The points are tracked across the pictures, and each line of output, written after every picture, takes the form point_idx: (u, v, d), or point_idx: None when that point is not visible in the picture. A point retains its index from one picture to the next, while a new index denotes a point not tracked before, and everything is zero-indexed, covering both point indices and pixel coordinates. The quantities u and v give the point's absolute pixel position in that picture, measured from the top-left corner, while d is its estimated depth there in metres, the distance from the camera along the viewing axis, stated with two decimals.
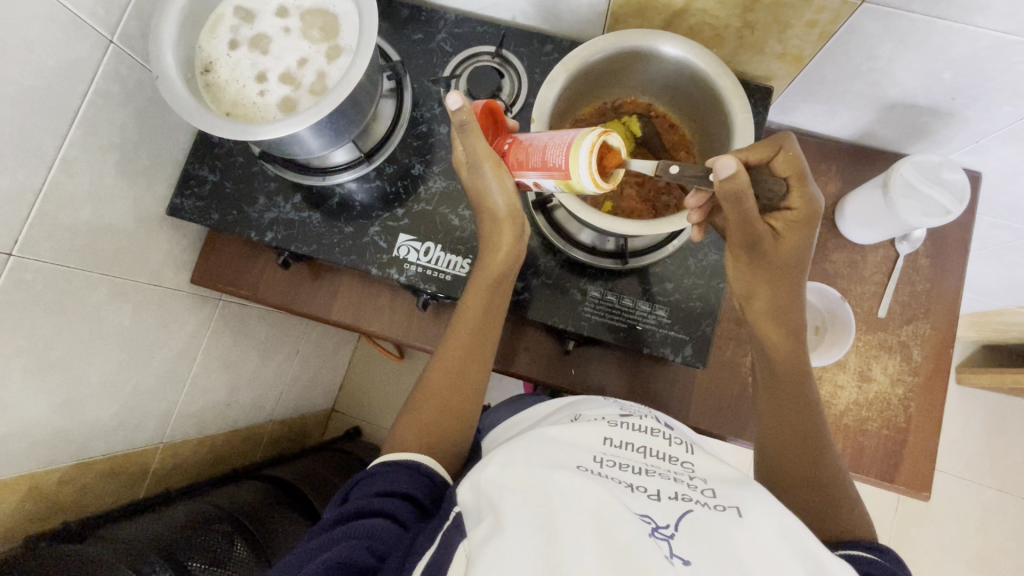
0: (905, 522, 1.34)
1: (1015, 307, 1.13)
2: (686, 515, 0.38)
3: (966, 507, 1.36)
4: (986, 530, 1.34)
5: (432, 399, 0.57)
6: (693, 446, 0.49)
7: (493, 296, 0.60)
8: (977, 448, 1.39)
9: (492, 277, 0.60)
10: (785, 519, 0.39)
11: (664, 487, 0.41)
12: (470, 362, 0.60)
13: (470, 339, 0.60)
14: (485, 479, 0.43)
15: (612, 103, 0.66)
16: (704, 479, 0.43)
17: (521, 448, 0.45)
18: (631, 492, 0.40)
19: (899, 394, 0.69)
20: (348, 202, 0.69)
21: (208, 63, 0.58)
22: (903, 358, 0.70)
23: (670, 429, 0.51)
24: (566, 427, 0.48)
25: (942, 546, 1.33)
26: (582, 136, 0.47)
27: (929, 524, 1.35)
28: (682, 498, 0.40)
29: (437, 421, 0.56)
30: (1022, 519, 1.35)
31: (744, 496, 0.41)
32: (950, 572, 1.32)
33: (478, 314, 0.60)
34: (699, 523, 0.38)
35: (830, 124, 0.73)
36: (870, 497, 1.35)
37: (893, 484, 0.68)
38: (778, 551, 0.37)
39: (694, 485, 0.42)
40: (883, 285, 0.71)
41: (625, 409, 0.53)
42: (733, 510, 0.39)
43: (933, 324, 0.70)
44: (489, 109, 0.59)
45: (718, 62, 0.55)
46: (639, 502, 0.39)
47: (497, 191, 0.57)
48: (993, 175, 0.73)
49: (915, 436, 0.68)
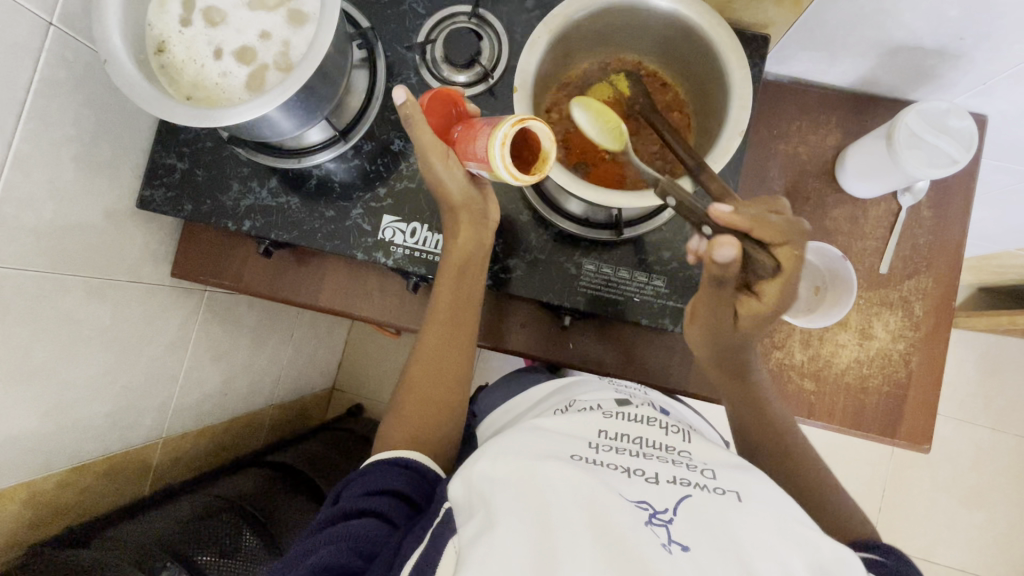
0: (899, 465, 1.38)
1: (1013, 250, 1.11)
2: (685, 499, 0.38)
3: (960, 447, 1.39)
4: (979, 467, 1.38)
5: (416, 393, 0.58)
6: (689, 433, 0.48)
7: (461, 285, 0.59)
8: (972, 389, 1.41)
9: (458, 265, 0.58)
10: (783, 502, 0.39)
11: (663, 471, 0.41)
12: (449, 352, 0.60)
13: (445, 333, 0.60)
14: (476, 475, 0.42)
15: (599, 64, 0.62)
16: (703, 462, 0.43)
17: (512, 440, 0.44)
18: (629, 476, 0.40)
19: (900, 350, 0.69)
20: (328, 183, 0.66)
21: (161, 42, 0.54)
22: (904, 314, 0.69)
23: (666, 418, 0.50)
24: (559, 419, 0.47)
25: (935, 485, 1.38)
26: (500, 126, 0.44)
27: (924, 466, 1.38)
28: (681, 481, 0.40)
29: (422, 416, 0.57)
30: (1013, 455, 1.39)
31: (742, 480, 0.41)
32: (942, 509, 1.37)
33: (450, 304, 0.59)
34: (699, 506, 0.38)
35: (831, 72, 0.69)
36: (866, 443, 1.38)
37: (893, 438, 0.68)
38: (779, 537, 0.36)
39: (693, 468, 0.42)
40: (884, 240, 0.69)
41: (622, 398, 0.53)
42: (733, 494, 0.39)
43: (935, 277, 0.69)
44: (441, 95, 0.56)
45: (712, 12, 0.51)
46: (637, 488, 0.39)
47: (448, 180, 0.55)
48: (1000, 118, 0.70)
49: (916, 391, 0.68)
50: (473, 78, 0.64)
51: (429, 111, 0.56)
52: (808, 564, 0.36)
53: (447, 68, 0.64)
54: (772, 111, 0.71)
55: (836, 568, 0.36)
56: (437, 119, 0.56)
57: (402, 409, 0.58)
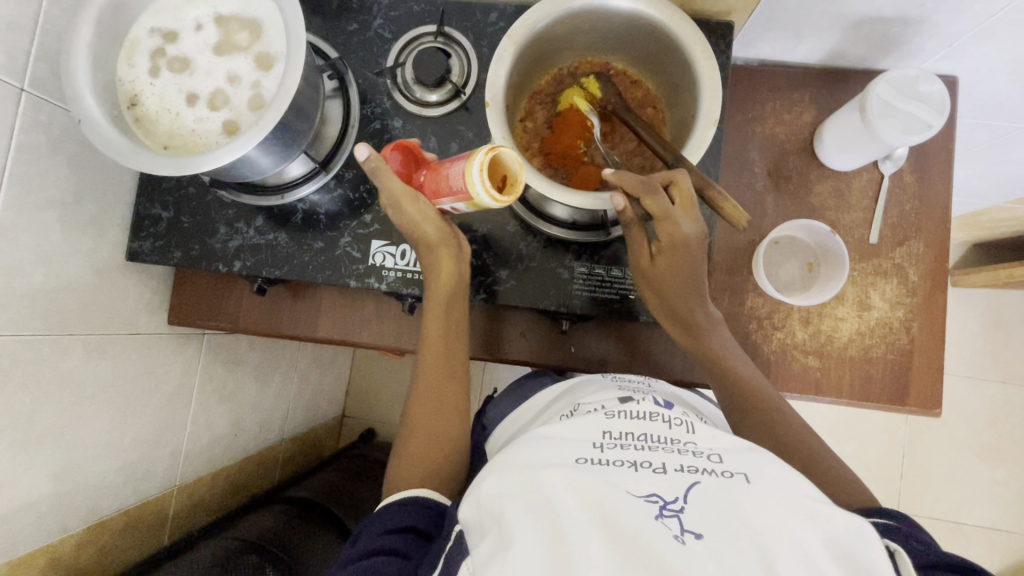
0: (915, 429, 1.38)
1: (1002, 203, 1.12)
2: (695, 487, 0.38)
3: (974, 404, 1.39)
4: (995, 422, 1.38)
5: (419, 431, 0.58)
6: (696, 423, 0.47)
7: (449, 317, 0.60)
8: (979, 345, 1.41)
9: (444, 300, 0.59)
10: (791, 483, 0.39)
11: (670, 460, 0.41)
12: (447, 385, 0.60)
13: (439, 367, 0.60)
14: (482, 494, 0.41)
15: (567, 68, 0.62)
16: (709, 447, 0.43)
17: (518, 453, 0.44)
18: (636, 470, 0.40)
19: (900, 317, 0.69)
20: (314, 215, 0.66)
21: (133, 96, 0.54)
22: (899, 280, 0.69)
23: (670, 406, 0.50)
24: (562, 424, 0.47)
25: (954, 444, 1.38)
26: (471, 156, 0.46)
27: (940, 427, 1.39)
28: (689, 469, 0.40)
29: (426, 455, 0.57)
30: None
31: (749, 461, 0.41)
32: (963, 468, 1.37)
33: (441, 338, 0.60)
34: (709, 492, 0.38)
35: (798, 51, 0.69)
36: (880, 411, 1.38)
37: (904, 405, 0.68)
38: (793, 516, 0.36)
39: (699, 454, 0.42)
40: (871, 209, 0.70)
41: (624, 392, 0.53)
42: (741, 476, 0.39)
43: (926, 241, 0.69)
44: (404, 147, 0.57)
45: (671, 8, 0.52)
46: (645, 481, 0.39)
47: (422, 221, 0.55)
48: (971, 77, 0.71)
49: (920, 355, 0.68)
50: (446, 96, 0.65)
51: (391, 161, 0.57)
52: (825, 542, 0.36)
53: (419, 88, 0.65)
54: (745, 95, 0.72)
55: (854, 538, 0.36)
56: (398, 169, 0.57)
57: (405, 448, 0.58)
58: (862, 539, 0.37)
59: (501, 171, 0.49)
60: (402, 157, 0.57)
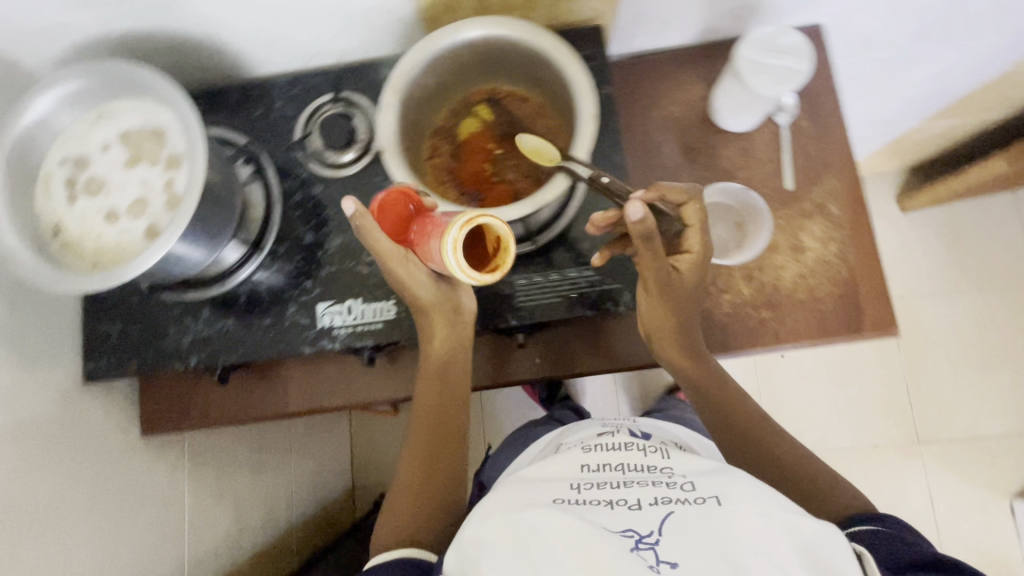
0: (909, 357, 1.42)
1: (918, 124, 1.17)
2: (669, 517, 0.47)
3: (959, 318, 1.42)
4: (984, 329, 1.40)
5: (410, 485, 0.60)
6: (664, 452, 0.60)
7: (442, 385, 0.61)
8: (947, 260, 1.44)
9: (436, 371, 0.60)
10: (758, 498, 0.47)
11: (645, 496, 0.50)
12: (440, 445, 0.61)
13: (433, 429, 0.61)
14: (465, 538, 0.48)
15: (461, 100, 0.66)
16: (681, 478, 0.53)
17: (508, 494, 0.53)
18: (612, 509, 0.49)
19: (834, 251, 0.71)
20: (257, 294, 0.67)
21: (55, 225, 0.56)
22: (824, 217, 0.72)
23: (645, 446, 0.62)
24: (547, 468, 0.57)
25: (951, 361, 1.40)
26: (456, 235, 0.46)
27: (932, 348, 1.41)
28: (665, 500, 0.49)
29: (418, 507, 0.59)
30: (1010, 307, 1.41)
31: (718, 485, 0.49)
32: (965, 381, 1.39)
33: (435, 405, 0.61)
34: (683, 519, 0.46)
35: (672, 35, 0.74)
36: (870, 349, 1.42)
37: (864, 333, 0.69)
38: (763, 532, 0.44)
39: (674, 485, 0.51)
40: (779, 159, 0.73)
41: (597, 437, 0.64)
42: (713, 500, 0.48)
43: (837, 175, 0.72)
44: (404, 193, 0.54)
45: (529, 26, 0.56)
46: (621, 518, 0.47)
47: (418, 282, 0.56)
48: (835, 20, 0.76)
49: (865, 282, 0.70)
50: (358, 153, 0.68)
51: (384, 205, 0.54)
52: (796, 557, 0.43)
53: (331, 152, 0.68)
54: (635, 85, 0.76)
55: (820, 541, 0.44)
56: (390, 218, 0.55)
57: (396, 500, 0.60)
58: (824, 540, 0.44)
59: (491, 241, 0.49)
60: (398, 203, 0.55)
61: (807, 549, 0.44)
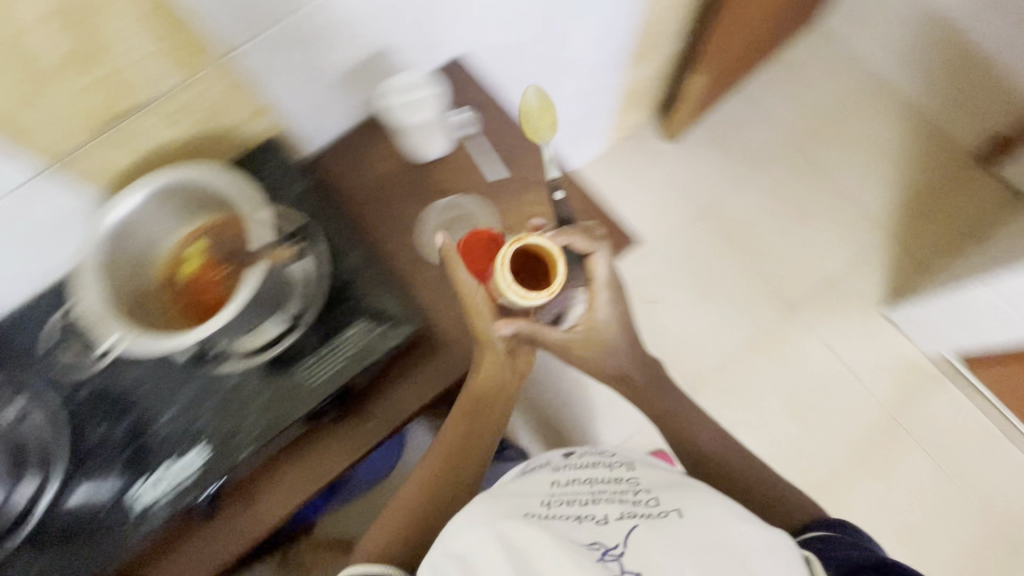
0: (744, 248, 1.61)
1: (625, 81, 1.40)
2: (635, 528, 0.57)
3: (758, 199, 1.65)
4: (779, 196, 1.65)
5: (417, 498, 0.71)
6: (628, 464, 0.73)
7: (478, 416, 0.77)
8: (724, 162, 1.68)
9: (472, 402, 0.76)
10: (708, 513, 0.60)
11: (612, 509, 0.61)
12: (454, 463, 0.74)
13: (453, 449, 0.74)
14: (445, 546, 0.57)
15: (175, 251, 0.74)
16: (645, 490, 0.66)
17: (494, 505, 0.62)
18: (581, 518, 0.59)
19: (552, 206, 0.83)
20: (65, 514, 0.65)
21: None
22: (534, 184, 0.83)
23: (609, 458, 0.75)
24: (523, 484, 0.68)
25: (772, 234, 1.62)
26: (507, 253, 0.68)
27: (756, 231, 1.62)
28: (629, 516, 0.59)
29: (414, 522, 0.68)
30: (787, 170, 1.67)
31: (683, 502, 0.62)
32: (791, 243, 1.61)
33: (462, 434, 0.75)
34: (648, 532, 0.57)
35: (345, 113, 0.86)
36: (711, 258, 1.60)
37: (606, 253, 0.80)
38: (716, 536, 0.56)
39: (638, 499, 0.63)
40: (476, 160, 0.85)
41: (568, 453, 0.77)
42: (675, 513, 0.60)
43: (525, 148, 0.85)
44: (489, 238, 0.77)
45: (171, 170, 0.68)
46: (592, 526, 0.57)
47: (470, 320, 0.74)
48: (466, 44, 0.92)
49: (587, 215, 0.82)
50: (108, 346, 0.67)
51: (469, 247, 0.77)
52: (745, 558, 0.54)
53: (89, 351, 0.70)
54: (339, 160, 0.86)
55: (759, 549, 0.56)
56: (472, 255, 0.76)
57: (394, 512, 0.69)
58: (763, 549, 0.56)
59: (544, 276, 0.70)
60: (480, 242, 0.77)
61: (748, 555, 0.55)
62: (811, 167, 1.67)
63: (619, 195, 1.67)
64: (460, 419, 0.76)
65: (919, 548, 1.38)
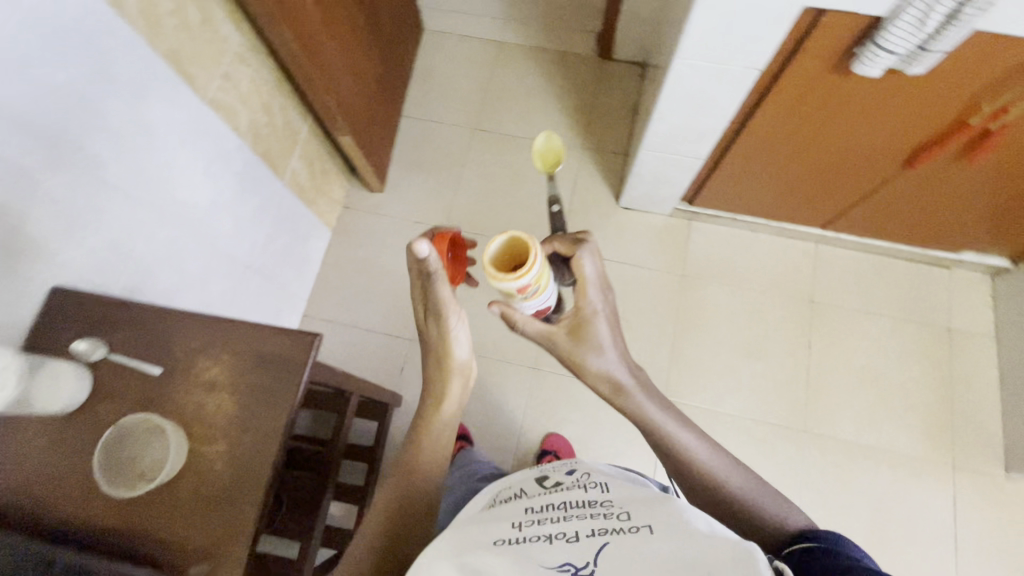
0: (491, 227, 1.77)
1: (287, 180, 1.44)
2: (603, 549, 0.53)
3: (476, 186, 1.81)
4: (489, 172, 1.83)
5: (387, 523, 0.73)
6: (605, 484, 0.65)
7: (441, 439, 0.80)
8: (431, 176, 1.83)
9: (438, 427, 0.80)
10: (677, 521, 0.55)
11: (581, 528, 0.56)
12: (416, 489, 0.75)
13: (416, 473, 0.77)
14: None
15: None
16: (620, 507, 0.59)
17: (462, 533, 0.59)
18: (549, 542, 0.55)
19: (222, 358, 0.80)
20: None
21: None
22: (197, 351, 0.80)
23: (582, 474, 0.69)
24: (495, 510, 0.64)
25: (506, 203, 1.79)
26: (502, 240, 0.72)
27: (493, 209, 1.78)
28: (597, 533, 0.55)
29: (378, 535, 0.72)
30: (482, 150, 1.86)
31: (654, 516, 0.56)
32: (525, 200, 1.78)
33: (430, 458, 0.78)
34: (616, 551, 0.53)
35: None
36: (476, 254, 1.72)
37: (297, 363, 0.79)
38: (684, 549, 0.51)
39: (612, 516, 0.58)
40: (131, 368, 0.79)
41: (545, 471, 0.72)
42: (646, 528, 0.55)
43: (171, 325, 0.81)
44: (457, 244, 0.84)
45: None
46: (560, 550, 0.53)
47: (458, 337, 0.80)
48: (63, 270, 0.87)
49: (258, 343, 0.80)
50: None
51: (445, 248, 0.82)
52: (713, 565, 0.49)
53: None
54: None
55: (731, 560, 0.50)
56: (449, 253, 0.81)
57: (363, 544, 0.72)
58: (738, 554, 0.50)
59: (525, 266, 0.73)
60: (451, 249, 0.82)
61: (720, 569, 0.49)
62: (497, 136, 1.86)
63: (371, 258, 1.74)
64: (427, 430, 0.80)
65: (760, 352, 1.58)
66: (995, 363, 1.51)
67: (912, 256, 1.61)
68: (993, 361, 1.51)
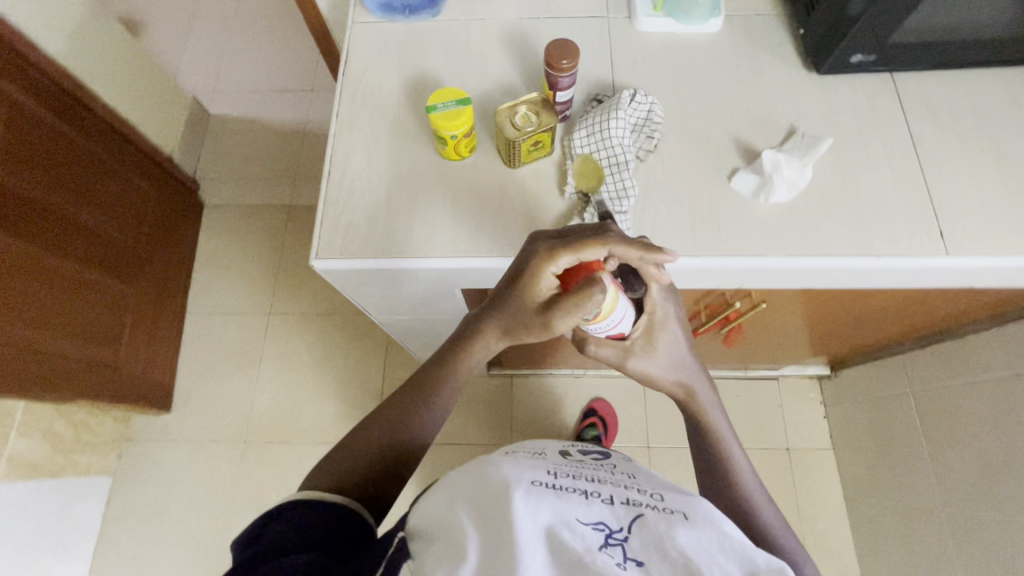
0: (300, 433, 1.55)
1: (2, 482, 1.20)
2: (637, 519, 0.48)
3: (278, 385, 1.60)
4: (292, 363, 1.62)
5: (384, 425, 0.66)
6: (633, 475, 0.59)
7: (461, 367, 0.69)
8: (226, 383, 1.61)
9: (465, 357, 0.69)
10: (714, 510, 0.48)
11: (615, 497, 0.51)
12: (432, 397, 0.68)
13: (435, 384, 0.69)
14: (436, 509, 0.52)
15: None
16: (652, 490, 0.53)
17: (495, 467, 0.54)
18: (584, 499, 0.50)
19: None
20: None
21: None
22: None
23: (614, 467, 0.62)
24: (526, 458, 0.58)
25: (315, 397, 1.59)
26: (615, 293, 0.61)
27: (299, 408, 1.58)
28: (633, 504, 0.50)
29: (366, 457, 0.63)
30: (283, 338, 1.65)
31: (686, 499, 0.50)
32: (335, 391, 1.59)
33: (448, 375, 0.69)
34: (650, 523, 0.47)
35: None
36: (285, 470, 1.52)
37: None
38: (715, 545, 0.44)
39: (648, 495, 0.52)
40: None
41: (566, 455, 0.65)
42: (679, 513, 0.47)
43: None
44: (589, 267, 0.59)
45: None
46: (596, 512, 0.49)
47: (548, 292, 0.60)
48: None
49: None
50: None
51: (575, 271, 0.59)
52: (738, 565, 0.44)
53: None
54: None
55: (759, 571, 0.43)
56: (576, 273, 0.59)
57: (355, 445, 0.64)
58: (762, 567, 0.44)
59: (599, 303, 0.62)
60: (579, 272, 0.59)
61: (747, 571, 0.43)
62: (296, 316, 1.67)
63: (163, 498, 1.50)
64: (444, 370, 0.69)
65: None
66: (839, 482, 1.44)
67: (738, 375, 1.54)
68: (834, 479, 1.44)
